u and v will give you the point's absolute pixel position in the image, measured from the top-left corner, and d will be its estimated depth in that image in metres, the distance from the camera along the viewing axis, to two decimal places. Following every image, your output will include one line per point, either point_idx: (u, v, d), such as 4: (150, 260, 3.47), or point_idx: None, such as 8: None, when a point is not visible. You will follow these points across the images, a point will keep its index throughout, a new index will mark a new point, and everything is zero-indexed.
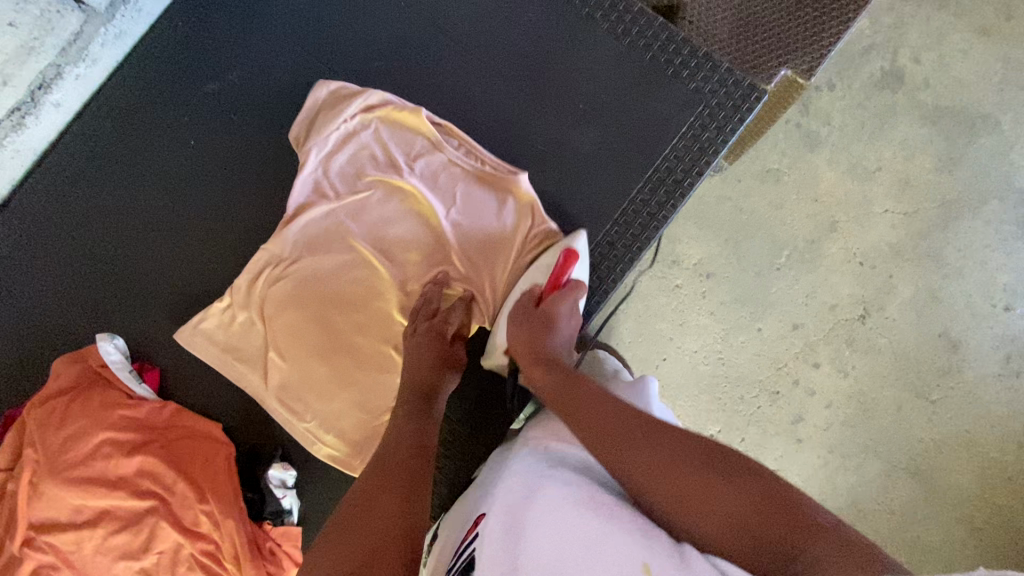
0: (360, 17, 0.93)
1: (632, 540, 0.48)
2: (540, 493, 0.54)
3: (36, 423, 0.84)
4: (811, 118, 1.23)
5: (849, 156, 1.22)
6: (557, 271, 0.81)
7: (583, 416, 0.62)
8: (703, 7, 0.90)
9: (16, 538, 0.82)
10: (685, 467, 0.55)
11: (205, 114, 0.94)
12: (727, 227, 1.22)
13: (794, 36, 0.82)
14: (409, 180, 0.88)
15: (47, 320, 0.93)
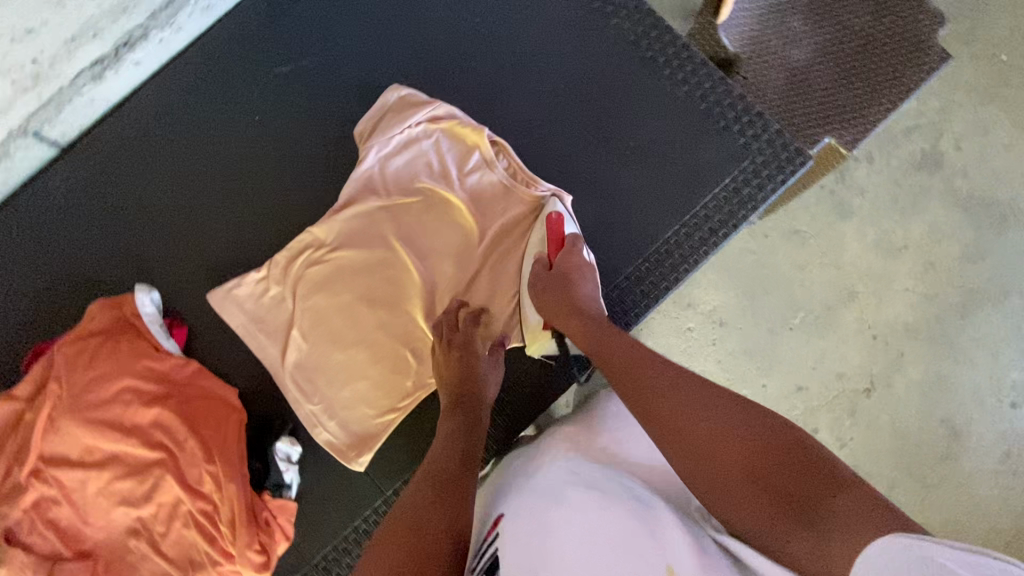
0: (434, 27, 0.98)
1: (652, 539, 0.53)
2: (563, 492, 0.59)
3: (64, 359, 0.87)
4: (845, 186, 1.26)
5: (878, 230, 1.25)
6: (556, 240, 0.88)
7: (629, 376, 0.67)
8: (761, 65, 0.93)
9: (24, 468, 0.85)
10: (723, 422, 0.58)
11: (272, 92, 0.98)
12: (747, 279, 1.24)
13: (840, 110, 0.88)
14: (460, 193, 0.92)
15: (88, 265, 0.96)
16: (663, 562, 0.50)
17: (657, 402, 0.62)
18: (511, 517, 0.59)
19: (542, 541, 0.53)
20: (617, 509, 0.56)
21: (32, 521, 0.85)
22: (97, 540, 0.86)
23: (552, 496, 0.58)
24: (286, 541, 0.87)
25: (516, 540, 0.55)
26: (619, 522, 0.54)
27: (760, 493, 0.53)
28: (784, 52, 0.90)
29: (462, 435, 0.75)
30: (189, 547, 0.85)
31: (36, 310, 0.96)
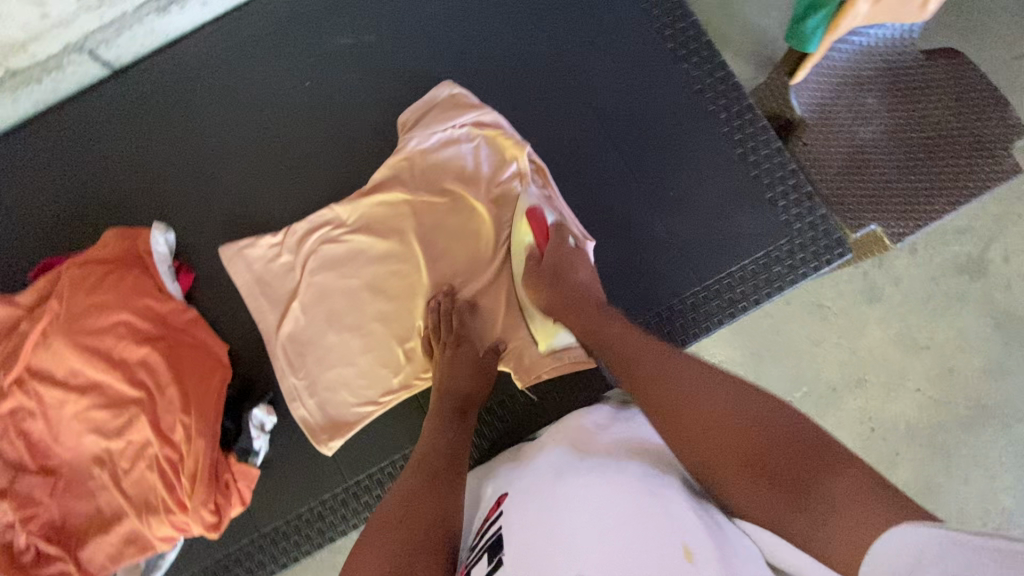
0: (503, 28, 0.96)
1: (666, 518, 0.49)
2: (564, 480, 0.56)
3: (69, 280, 0.88)
4: (881, 274, 1.21)
5: (903, 324, 1.20)
6: (543, 225, 0.86)
7: (630, 362, 0.65)
8: (823, 136, 0.92)
9: (10, 374, 0.87)
10: (712, 395, 0.55)
11: (329, 59, 0.98)
12: (758, 342, 1.21)
13: (894, 198, 0.83)
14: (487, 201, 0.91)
15: (113, 192, 0.97)
16: (678, 542, 0.46)
17: (658, 387, 0.60)
18: (515, 507, 0.58)
19: (544, 530, 0.51)
20: (625, 489, 0.53)
21: (6, 427, 0.87)
22: (63, 460, 0.88)
23: (556, 483, 0.57)
24: (240, 506, 0.88)
25: (518, 532, 0.54)
26: (625, 503, 0.51)
27: (756, 473, 0.50)
28: (851, 129, 0.89)
29: (450, 430, 0.73)
30: (148, 489, 0.86)
31: (54, 222, 0.97)
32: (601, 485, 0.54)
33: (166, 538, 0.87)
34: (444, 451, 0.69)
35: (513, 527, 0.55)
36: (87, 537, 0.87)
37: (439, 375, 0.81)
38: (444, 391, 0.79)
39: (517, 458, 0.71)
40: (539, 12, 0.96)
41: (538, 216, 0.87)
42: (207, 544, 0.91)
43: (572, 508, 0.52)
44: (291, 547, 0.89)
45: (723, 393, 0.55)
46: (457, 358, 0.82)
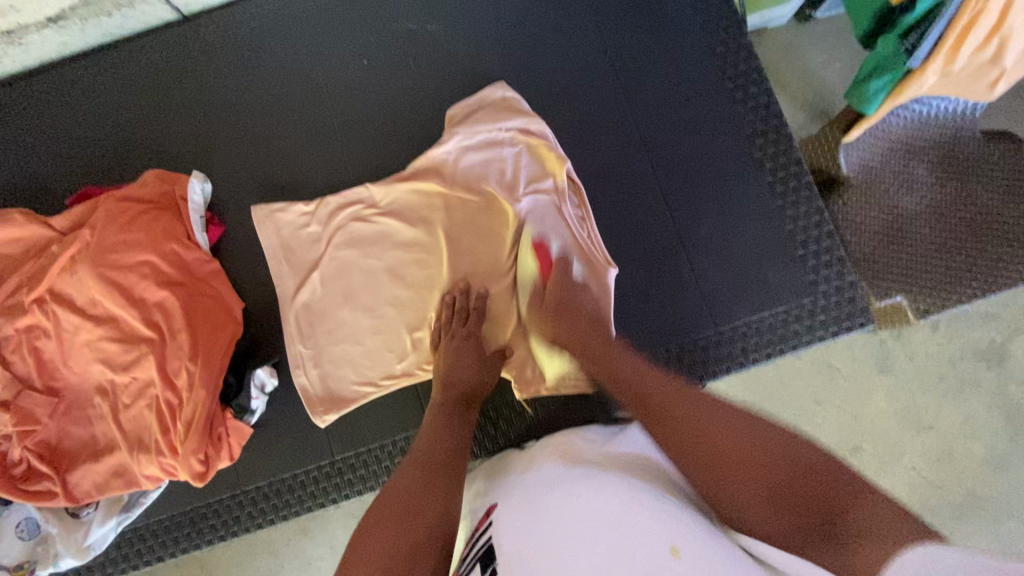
0: (566, 39, 0.96)
1: (655, 521, 0.48)
2: (556, 488, 0.57)
3: (104, 212, 0.90)
4: (898, 346, 1.20)
5: (909, 399, 1.19)
6: (547, 260, 0.88)
7: (654, 391, 0.67)
8: (864, 200, 0.92)
9: (32, 292, 0.91)
10: (733, 425, 0.58)
11: (390, 41, 0.99)
12: (760, 391, 1.20)
13: (920, 277, 0.88)
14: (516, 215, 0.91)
15: (160, 133, 0.99)
16: (667, 541, 0.45)
17: (690, 421, 0.60)
18: (506, 514, 0.57)
19: (533, 535, 0.50)
20: (614, 495, 0.52)
21: (19, 342, 0.91)
22: (68, 383, 0.91)
23: (547, 493, 0.56)
24: (228, 461, 0.89)
25: (506, 535, 0.53)
26: (613, 507, 0.50)
27: (774, 491, 0.51)
28: (895, 199, 0.90)
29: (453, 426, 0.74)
30: (143, 427, 0.88)
31: (98, 154, 1.00)
32: (588, 491, 0.54)
33: (152, 478, 0.89)
34: (445, 446, 0.70)
35: (501, 531, 0.55)
36: (77, 462, 0.89)
37: (445, 370, 0.82)
38: (450, 387, 0.80)
39: (513, 467, 0.71)
40: (604, 28, 0.96)
41: (545, 249, 0.89)
42: (188, 490, 0.93)
43: (560, 514, 0.51)
44: (267, 509, 0.91)
45: (762, 431, 0.56)
46: (465, 354, 0.84)
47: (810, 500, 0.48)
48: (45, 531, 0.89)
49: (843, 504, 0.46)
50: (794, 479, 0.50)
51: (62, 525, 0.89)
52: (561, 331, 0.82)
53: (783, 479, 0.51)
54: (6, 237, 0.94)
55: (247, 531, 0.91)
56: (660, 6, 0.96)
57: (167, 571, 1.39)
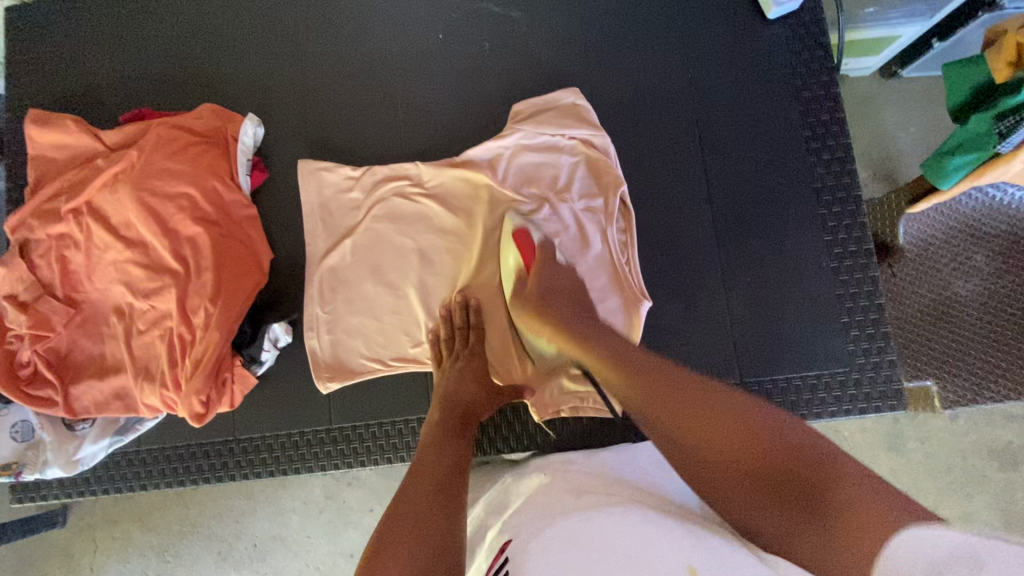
0: (648, 52, 0.93)
1: (671, 547, 0.46)
2: (570, 518, 0.55)
3: (155, 137, 0.90)
4: (914, 429, 1.16)
5: (914, 489, 1.16)
6: (530, 249, 0.85)
7: (642, 380, 0.60)
8: (916, 277, 0.96)
9: (69, 202, 0.91)
10: (703, 391, 0.56)
11: (468, 21, 0.97)
12: None
13: (954, 364, 0.93)
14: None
15: (224, 68, 0.98)
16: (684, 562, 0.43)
17: (681, 399, 0.55)
18: (522, 538, 0.55)
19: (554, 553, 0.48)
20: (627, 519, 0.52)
21: (49, 248, 0.92)
22: (89, 297, 0.92)
23: (557, 518, 0.56)
24: (228, 407, 0.88)
25: (521, 567, 0.49)
26: (628, 530, 0.49)
27: (762, 479, 0.47)
28: (949, 282, 0.95)
29: (452, 442, 0.73)
30: (151, 357, 0.88)
31: (157, 76, 0.99)
32: (603, 516, 0.53)
33: (151, 408, 0.89)
34: (445, 461, 0.69)
35: (516, 564, 0.51)
36: (82, 376, 0.91)
37: (442, 388, 0.82)
38: (449, 402, 0.80)
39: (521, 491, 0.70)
40: (688, 47, 0.92)
41: (524, 237, 0.86)
42: (181, 427, 0.93)
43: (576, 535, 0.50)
44: (255, 462, 0.91)
45: (718, 393, 0.55)
46: (465, 369, 0.84)
47: (793, 479, 0.46)
48: (39, 436, 0.90)
49: (826, 483, 0.44)
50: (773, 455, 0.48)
51: (55, 436, 0.90)
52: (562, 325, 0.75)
53: (765, 460, 0.48)
54: (56, 142, 0.95)
55: (231, 479, 0.91)
56: (752, 35, 0.92)
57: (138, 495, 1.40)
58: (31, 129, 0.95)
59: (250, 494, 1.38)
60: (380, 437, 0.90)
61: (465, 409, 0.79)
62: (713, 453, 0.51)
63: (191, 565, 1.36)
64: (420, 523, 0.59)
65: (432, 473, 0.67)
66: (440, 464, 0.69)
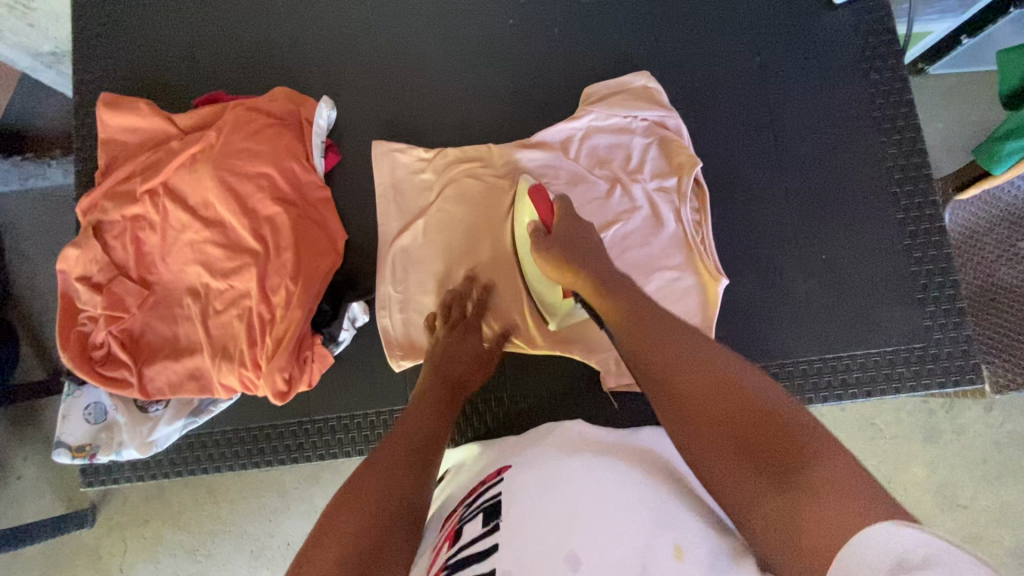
0: (715, 38, 0.95)
1: (663, 519, 0.50)
2: (575, 467, 0.59)
3: (233, 118, 0.90)
4: (947, 419, 1.23)
5: (947, 474, 1.23)
6: (546, 205, 0.85)
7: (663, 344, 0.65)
8: None
9: (145, 183, 0.91)
10: (719, 371, 0.58)
11: (537, 7, 0.99)
12: None
13: None
14: (606, 232, 0.92)
15: (293, 52, 0.99)
16: (673, 541, 0.47)
17: (708, 381, 0.57)
18: (515, 484, 0.60)
19: (537, 500, 0.53)
20: (612, 478, 0.56)
21: (123, 229, 0.92)
22: (161, 279, 0.92)
23: (548, 469, 0.60)
24: (307, 386, 0.88)
25: (518, 506, 0.55)
26: (619, 503, 0.51)
27: (756, 458, 0.49)
28: None
29: (439, 409, 0.73)
30: (229, 336, 0.88)
31: (227, 60, 1.00)
32: (589, 473, 0.57)
33: (227, 388, 0.88)
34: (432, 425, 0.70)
35: (514, 501, 0.56)
36: (155, 357, 0.90)
37: (437, 356, 0.82)
38: (438, 373, 0.79)
39: (511, 450, 0.74)
40: (753, 32, 0.95)
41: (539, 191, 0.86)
42: (254, 408, 0.93)
43: (562, 485, 0.55)
44: (331, 443, 0.91)
45: (748, 376, 0.57)
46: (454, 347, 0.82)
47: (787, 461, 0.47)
48: (112, 419, 0.90)
49: (804, 460, 0.46)
50: (773, 437, 0.49)
51: (130, 418, 0.90)
52: (580, 275, 0.77)
53: (769, 440, 0.49)
54: (127, 127, 0.95)
55: (307, 460, 0.91)
56: (818, 18, 0.94)
57: (177, 490, 1.38)
58: (103, 112, 0.95)
59: (283, 491, 1.37)
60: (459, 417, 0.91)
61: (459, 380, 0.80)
62: (711, 425, 0.54)
63: (224, 562, 1.35)
64: (385, 482, 0.58)
65: (417, 431, 0.68)
66: (429, 425, 0.70)
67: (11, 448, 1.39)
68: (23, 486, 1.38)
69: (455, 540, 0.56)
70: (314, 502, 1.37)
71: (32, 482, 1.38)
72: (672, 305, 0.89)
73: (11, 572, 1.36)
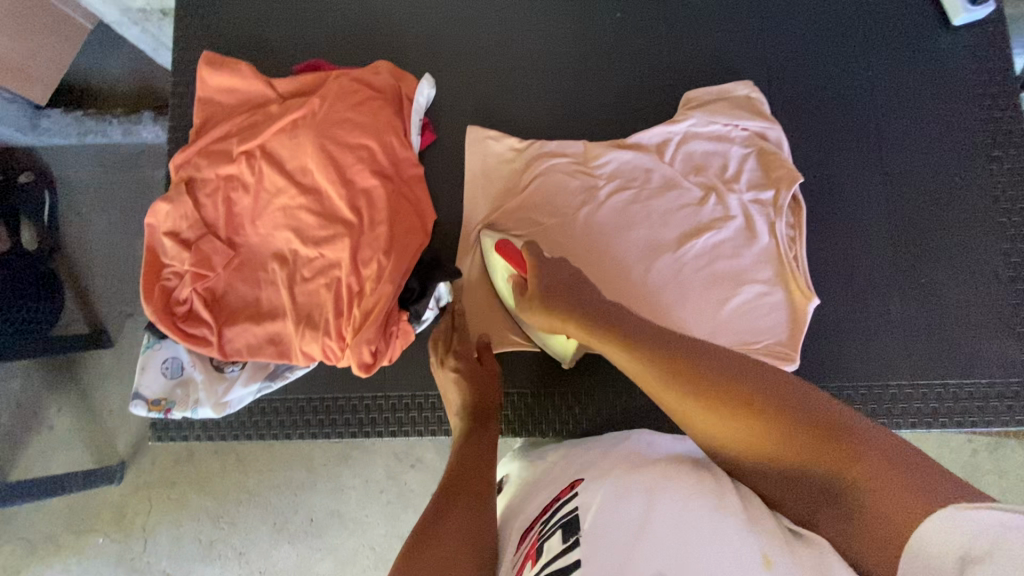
0: (823, 55, 0.95)
1: (749, 529, 0.46)
2: (648, 476, 0.54)
3: (338, 88, 0.90)
4: (994, 463, 1.24)
5: None
6: (517, 257, 0.86)
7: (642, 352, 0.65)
8: None
9: (242, 144, 0.91)
10: (699, 362, 0.59)
11: (646, 8, 0.99)
12: None
13: None
14: (696, 239, 0.91)
15: (397, 28, 0.99)
16: (759, 551, 0.44)
17: (695, 367, 0.59)
18: (587, 494, 0.55)
19: (615, 514, 0.49)
20: (688, 486, 0.52)
21: (216, 188, 0.92)
22: (248, 241, 0.91)
23: (620, 479, 0.56)
24: (389, 361, 0.88)
25: (595, 521, 0.50)
26: (695, 514, 0.47)
27: (798, 469, 0.51)
28: None
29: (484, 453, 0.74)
30: (314, 305, 0.88)
31: (331, 31, 1.00)
32: (663, 481, 0.53)
33: (307, 356, 0.88)
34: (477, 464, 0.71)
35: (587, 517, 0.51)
36: (236, 319, 0.90)
37: (455, 395, 0.84)
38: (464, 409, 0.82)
39: (572, 464, 0.69)
40: (864, 51, 0.95)
41: (508, 248, 0.87)
42: (329, 380, 0.92)
43: (637, 498, 0.50)
44: (405, 422, 0.90)
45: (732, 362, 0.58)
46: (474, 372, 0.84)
47: (827, 455, 0.49)
48: (188, 375, 0.90)
49: (857, 456, 0.47)
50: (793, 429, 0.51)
51: (206, 376, 0.89)
52: (571, 317, 0.75)
53: (796, 435, 0.51)
54: (226, 87, 0.95)
55: (379, 437, 0.90)
56: (934, 40, 0.94)
57: (213, 455, 1.38)
58: (203, 70, 0.95)
59: (311, 467, 1.37)
60: (523, 415, 0.92)
61: (482, 407, 0.81)
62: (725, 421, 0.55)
63: (249, 533, 1.34)
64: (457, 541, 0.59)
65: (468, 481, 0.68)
66: (479, 473, 0.70)
67: (47, 397, 1.39)
68: (54, 436, 1.37)
69: (535, 561, 0.52)
70: (349, 482, 1.36)
71: (64, 433, 1.38)
72: (758, 320, 0.88)
73: (33, 522, 1.35)
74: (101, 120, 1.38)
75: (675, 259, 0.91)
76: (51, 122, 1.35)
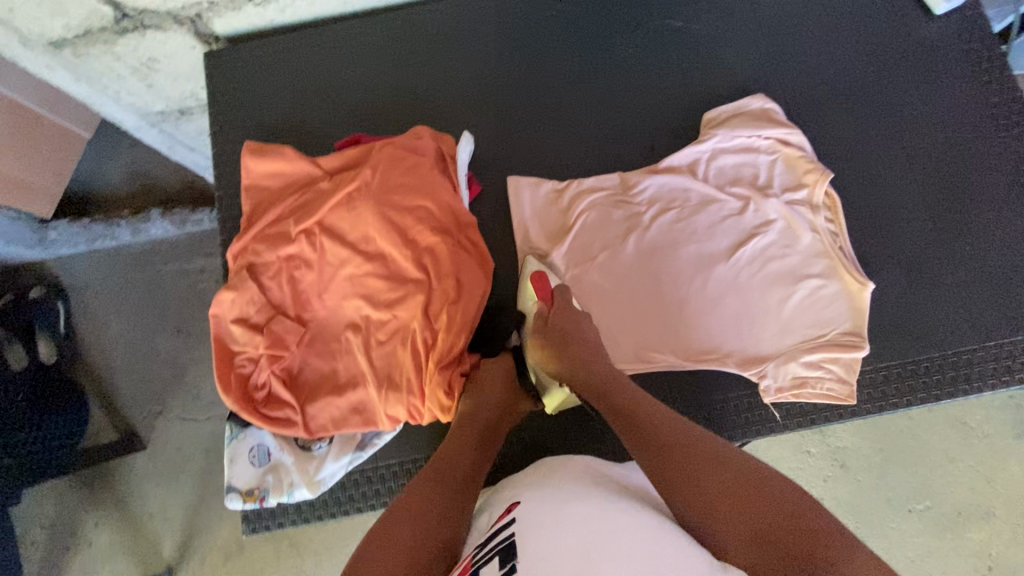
0: (823, 60, 1.03)
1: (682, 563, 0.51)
2: (595, 504, 0.59)
3: (387, 156, 0.95)
4: None
5: None
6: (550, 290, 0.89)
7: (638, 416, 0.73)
8: None
9: (299, 224, 0.94)
10: (696, 440, 0.67)
11: (654, 41, 1.07)
12: (887, 440, 1.31)
13: None
14: (745, 246, 0.95)
15: (428, 96, 1.06)
16: None
17: (692, 445, 0.67)
18: (533, 514, 0.60)
19: (560, 536, 0.54)
20: (635, 521, 0.56)
21: (279, 269, 0.93)
22: (317, 316, 0.92)
23: (569, 506, 0.60)
24: None
25: (535, 542, 0.54)
26: (641, 546, 0.52)
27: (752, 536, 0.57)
28: None
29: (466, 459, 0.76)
30: (394, 366, 0.89)
31: (366, 107, 1.06)
32: (610, 512, 0.58)
33: (393, 419, 0.88)
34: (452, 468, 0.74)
35: (530, 533, 0.56)
36: (317, 395, 0.90)
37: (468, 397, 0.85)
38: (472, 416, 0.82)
39: (531, 477, 0.73)
40: (863, 50, 1.03)
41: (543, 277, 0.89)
42: (417, 441, 0.93)
43: (581, 524, 0.55)
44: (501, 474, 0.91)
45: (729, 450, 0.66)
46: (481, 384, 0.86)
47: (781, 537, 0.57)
48: (277, 459, 0.89)
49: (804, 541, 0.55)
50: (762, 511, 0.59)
51: (295, 457, 0.89)
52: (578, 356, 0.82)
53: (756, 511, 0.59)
54: (272, 171, 0.99)
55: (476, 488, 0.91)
56: (923, 29, 1.03)
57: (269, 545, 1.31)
58: (248, 159, 0.99)
59: None
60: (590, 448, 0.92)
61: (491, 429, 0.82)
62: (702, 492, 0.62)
63: None
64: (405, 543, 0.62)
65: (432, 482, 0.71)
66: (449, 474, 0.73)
67: (84, 513, 1.32)
68: (93, 553, 1.31)
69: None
70: None
71: (104, 548, 1.31)
72: (821, 313, 0.91)
73: None
74: (109, 224, 1.38)
75: (730, 268, 0.95)
76: (58, 234, 1.34)
